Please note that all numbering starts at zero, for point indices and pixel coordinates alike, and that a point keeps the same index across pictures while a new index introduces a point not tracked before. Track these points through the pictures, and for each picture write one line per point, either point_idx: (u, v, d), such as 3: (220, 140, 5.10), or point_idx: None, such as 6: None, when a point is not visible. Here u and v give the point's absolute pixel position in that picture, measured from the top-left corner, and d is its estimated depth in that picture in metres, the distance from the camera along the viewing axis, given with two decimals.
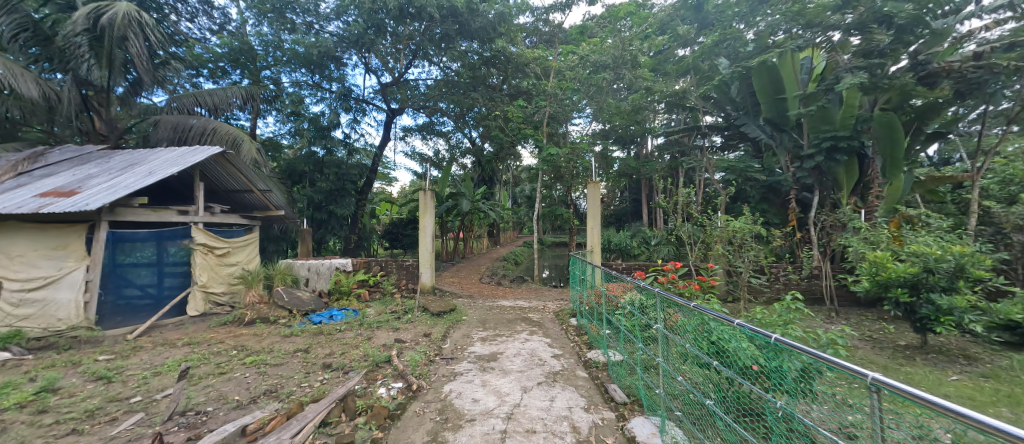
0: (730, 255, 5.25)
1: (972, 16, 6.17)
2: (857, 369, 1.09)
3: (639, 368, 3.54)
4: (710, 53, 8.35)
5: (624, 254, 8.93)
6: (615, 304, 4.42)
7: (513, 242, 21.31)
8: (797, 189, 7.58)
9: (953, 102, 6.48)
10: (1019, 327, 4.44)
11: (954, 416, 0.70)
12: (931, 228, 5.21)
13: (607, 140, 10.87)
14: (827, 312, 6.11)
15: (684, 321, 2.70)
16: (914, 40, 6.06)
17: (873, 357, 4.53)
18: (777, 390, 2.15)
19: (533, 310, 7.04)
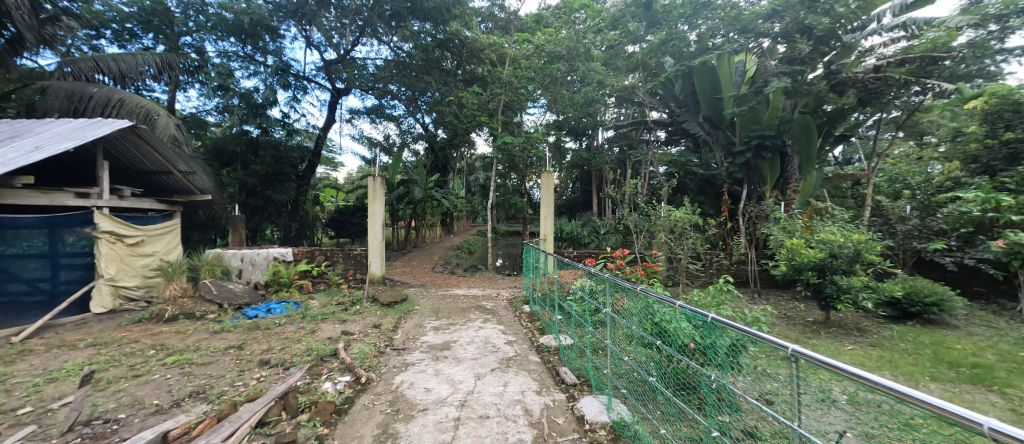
0: (672, 244, 5.61)
1: (875, 32, 6.94)
2: (781, 342, 1.24)
3: (588, 350, 3.73)
4: (657, 51, 8.49)
5: (575, 242, 9.16)
6: (567, 290, 4.59)
7: (468, 231, 21.22)
8: (730, 183, 8.23)
9: (856, 109, 7.29)
10: (899, 304, 5.24)
11: (883, 389, 0.81)
12: (835, 219, 5.90)
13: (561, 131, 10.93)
14: (751, 294, 6.80)
15: (631, 305, 2.91)
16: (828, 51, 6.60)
17: (787, 332, 5.10)
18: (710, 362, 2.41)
19: (486, 298, 7.07)
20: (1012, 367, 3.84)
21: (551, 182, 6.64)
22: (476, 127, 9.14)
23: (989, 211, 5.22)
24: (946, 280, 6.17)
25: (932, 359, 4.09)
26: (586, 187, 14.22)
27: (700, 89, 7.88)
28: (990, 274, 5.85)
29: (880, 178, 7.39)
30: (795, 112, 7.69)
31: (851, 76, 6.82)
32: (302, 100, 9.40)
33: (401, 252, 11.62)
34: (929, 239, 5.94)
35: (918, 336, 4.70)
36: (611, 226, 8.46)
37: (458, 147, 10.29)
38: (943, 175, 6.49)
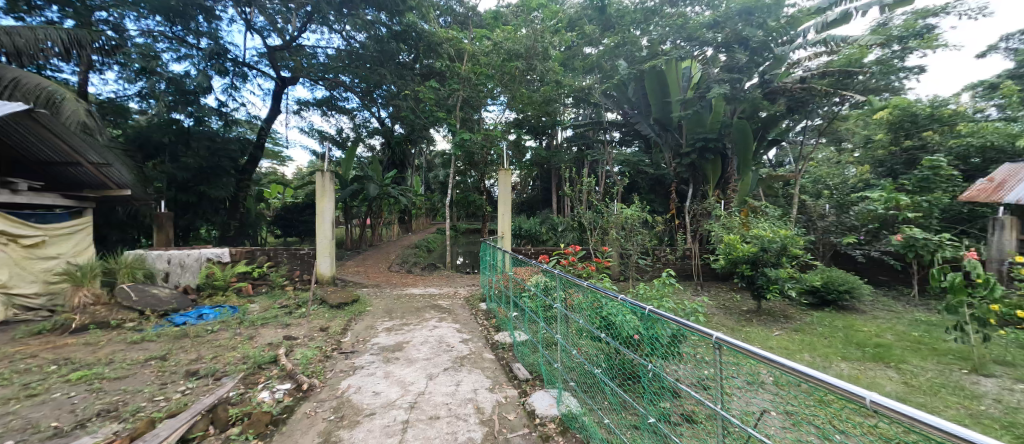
0: (623, 240, 5.83)
1: (802, 46, 7.46)
2: (707, 330, 1.36)
3: (541, 345, 3.78)
4: (612, 54, 8.80)
5: (533, 240, 9.25)
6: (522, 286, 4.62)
7: (429, 229, 20.81)
8: (678, 182, 8.69)
9: (786, 116, 7.87)
10: (818, 292, 5.79)
11: (792, 371, 0.92)
12: (767, 216, 6.39)
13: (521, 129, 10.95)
14: (695, 286, 7.23)
15: (581, 300, 3.00)
16: (762, 62, 7.42)
17: (725, 321, 5.49)
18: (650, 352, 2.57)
19: (442, 296, 6.97)
20: (907, 345, 4.40)
21: (509, 180, 6.66)
22: (434, 124, 8.90)
23: (891, 209, 5.91)
24: (857, 271, 6.88)
25: (844, 342, 4.57)
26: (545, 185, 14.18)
27: (650, 91, 8.24)
28: (891, 264, 6.62)
29: (805, 179, 8.16)
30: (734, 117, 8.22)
31: (783, 85, 7.47)
32: (242, 89, 8.70)
33: (356, 251, 11.16)
34: (844, 234, 6.59)
35: (833, 320, 5.25)
36: (568, 223, 8.56)
37: (416, 142, 10.06)
38: (856, 177, 7.29)
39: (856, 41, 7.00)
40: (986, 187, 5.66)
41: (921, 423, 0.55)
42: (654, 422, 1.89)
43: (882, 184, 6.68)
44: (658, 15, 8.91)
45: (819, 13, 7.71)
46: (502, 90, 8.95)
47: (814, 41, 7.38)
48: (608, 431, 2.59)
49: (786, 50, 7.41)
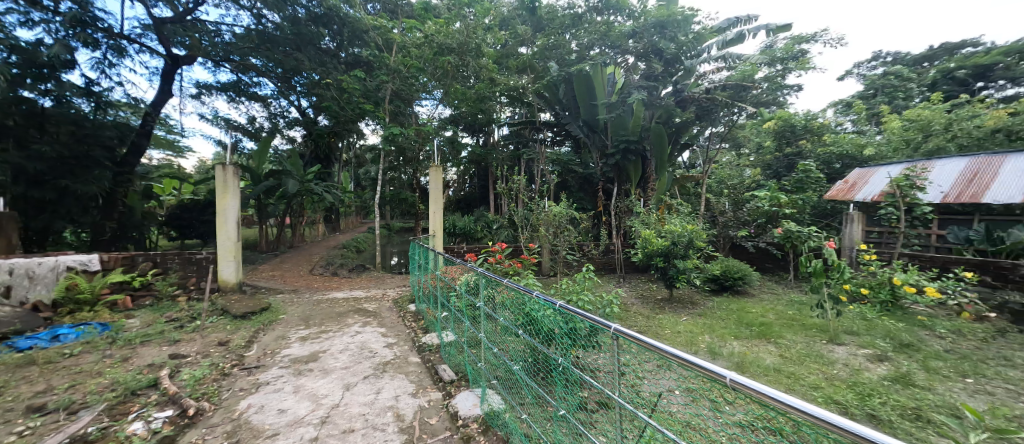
0: (551, 237, 6.08)
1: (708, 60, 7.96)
2: (606, 322, 1.51)
3: (465, 346, 3.75)
4: (544, 55, 9.10)
5: (467, 237, 9.19)
6: (451, 286, 4.54)
7: (362, 228, 19.73)
8: (604, 181, 9.14)
9: (696, 122, 8.62)
10: (719, 279, 6.52)
11: (672, 356, 1.11)
12: (680, 213, 7.06)
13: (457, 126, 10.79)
14: (617, 278, 7.74)
15: (505, 297, 3.04)
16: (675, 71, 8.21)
17: (640, 310, 5.98)
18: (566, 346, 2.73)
19: (367, 300, 6.69)
20: (782, 323, 5.16)
21: (441, 177, 6.58)
22: (360, 116, 8.44)
23: (774, 205, 6.87)
24: (748, 261, 7.88)
25: (737, 323, 5.23)
26: (483, 184, 12.97)
27: (579, 94, 8.41)
28: (773, 254, 7.71)
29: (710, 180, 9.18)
30: (652, 122, 8.63)
31: (693, 94, 8.29)
32: (121, 65, 7.41)
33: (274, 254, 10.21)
34: (739, 228, 7.45)
35: (729, 304, 5.96)
36: (502, 221, 8.56)
37: (341, 135, 9.78)
38: (750, 179, 8.38)
39: (749, 60, 7.70)
40: (844, 187, 6.90)
41: (769, 397, 0.72)
42: (566, 413, 1.98)
43: (767, 185, 7.78)
44: (586, 23, 9.37)
45: (720, 33, 8.25)
46: (436, 84, 8.72)
47: (716, 57, 8.02)
48: (526, 426, 2.64)
49: (694, 63, 7.94)
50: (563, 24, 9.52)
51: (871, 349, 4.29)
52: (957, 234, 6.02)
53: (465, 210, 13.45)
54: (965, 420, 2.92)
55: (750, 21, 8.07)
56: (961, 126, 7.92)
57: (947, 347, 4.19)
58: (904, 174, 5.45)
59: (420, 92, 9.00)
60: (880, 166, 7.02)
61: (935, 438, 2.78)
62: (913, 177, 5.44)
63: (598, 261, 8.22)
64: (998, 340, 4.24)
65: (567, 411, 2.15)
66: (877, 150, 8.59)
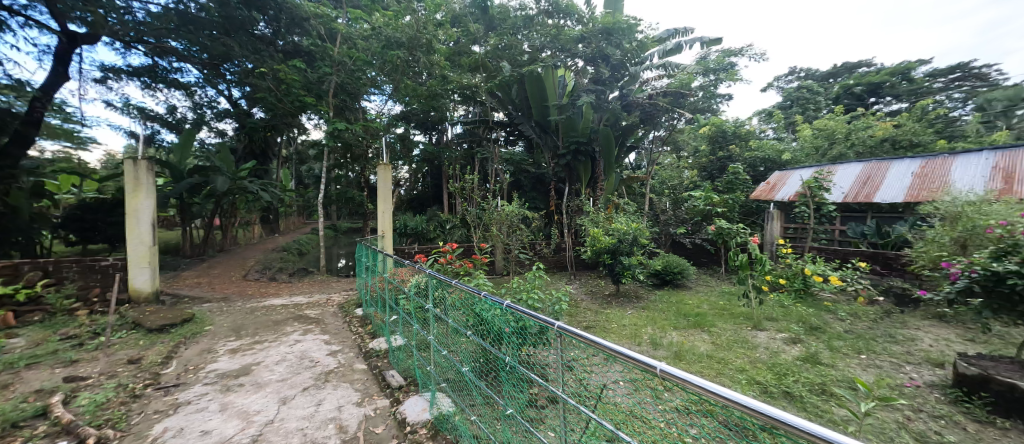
0: (504, 236, 6.29)
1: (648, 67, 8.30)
2: (550, 321, 1.57)
3: (414, 349, 3.63)
4: (495, 55, 9.20)
5: (420, 238, 8.96)
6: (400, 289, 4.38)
7: (305, 229, 18.51)
8: (556, 182, 9.31)
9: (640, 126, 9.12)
10: (660, 274, 6.98)
11: (609, 351, 1.22)
12: (626, 212, 7.46)
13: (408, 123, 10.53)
14: (568, 275, 8.00)
15: (454, 299, 2.99)
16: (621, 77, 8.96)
17: (590, 306, 6.23)
18: (516, 344, 2.77)
19: (310, 306, 6.37)
20: (714, 312, 5.63)
21: (389, 176, 6.47)
22: (301, 109, 7.93)
23: (708, 204, 7.49)
24: (687, 256, 8.46)
25: (676, 314, 5.62)
26: (436, 182, 12.46)
27: (530, 95, 8.49)
28: (707, 250, 8.33)
29: (653, 181, 9.77)
30: (600, 124, 8.96)
31: (636, 100, 8.60)
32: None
33: (201, 259, 9.27)
34: (678, 225, 8.07)
35: (669, 297, 6.40)
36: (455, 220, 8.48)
37: (279, 129, 9.00)
38: (687, 179, 9.06)
39: (685, 70, 8.46)
40: (766, 188, 7.83)
41: (687, 382, 0.87)
42: (515, 411, 2.00)
43: (703, 186, 8.43)
44: (538, 25, 9.59)
45: (661, 42, 8.97)
46: (386, 78, 8.49)
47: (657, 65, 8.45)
48: (475, 426, 2.63)
49: (638, 69, 8.45)
50: (514, 25, 9.64)
51: (787, 333, 4.82)
52: (855, 230, 6.89)
53: (418, 210, 12.86)
54: (857, 392, 3.40)
55: (687, 34, 8.69)
56: (856, 137, 9.21)
57: (847, 328, 4.82)
58: (813, 177, 6.17)
59: (368, 87, 8.60)
60: (794, 170, 7.94)
61: (834, 409, 3.20)
62: (821, 179, 6.15)
63: (550, 260, 8.41)
64: (884, 320, 4.96)
65: (514, 409, 2.17)
66: (795, 155, 9.64)
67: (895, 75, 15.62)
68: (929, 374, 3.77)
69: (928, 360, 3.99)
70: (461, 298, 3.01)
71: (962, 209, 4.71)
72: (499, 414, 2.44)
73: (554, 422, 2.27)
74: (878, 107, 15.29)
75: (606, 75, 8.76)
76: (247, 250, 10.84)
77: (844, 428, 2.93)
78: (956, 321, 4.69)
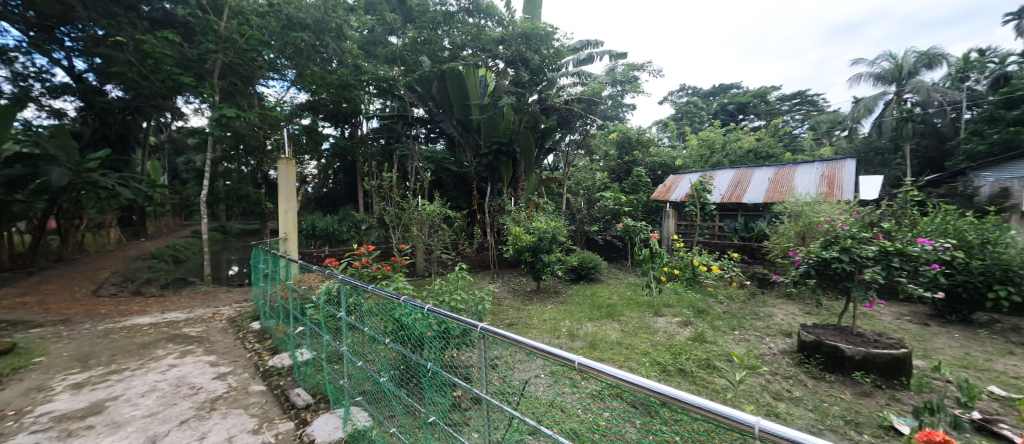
0: (425, 236, 6.10)
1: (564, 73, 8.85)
2: (472, 322, 1.49)
3: (324, 362, 3.24)
4: (414, 48, 9.03)
5: (331, 240, 8.20)
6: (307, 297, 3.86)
7: (181, 232, 15.57)
8: (478, 181, 9.29)
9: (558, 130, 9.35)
10: (575, 270, 7.41)
11: (530, 350, 1.20)
12: (545, 211, 7.79)
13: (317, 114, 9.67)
14: (490, 275, 8.07)
15: (368, 305, 2.70)
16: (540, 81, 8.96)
17: (512, 303, 6.35)
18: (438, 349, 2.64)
19: (191, 324, 5.40)
20: (621, 303, 6.14)
21: (293, 171, 5.83)
22: (179, 91, 6.67)
23: (616, 204, 8.25)
24: (599, 252, 9.07)
25: (590, 306, 6.00)
26: (351, 179, 11.60)
27: (451, 93, 8.50)
28: (615, 245, 9.05)
29: (569, 183, 10.37)
30: (521, 125, 8.95)
31: (554, 104, 9.13)
32: None
33: (30, 273, 7.24)
34: (592, 223, 8.62)
35: (584, 290, 6.84)
36: (372, 221, 8.04)
37: (144, 110, 7.68)
38: (599, 181, 9.84)
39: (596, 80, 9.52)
40: (663, 190, 8.94)
41: (602, 373, 0.91)
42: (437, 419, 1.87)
43: (612, 187, 9.26)
44: (458, 22, 9.68)
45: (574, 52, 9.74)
46: (286, 62, 7.71)
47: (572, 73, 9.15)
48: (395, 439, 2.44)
49: (554, 75, 8.92)
50: (433, 19, 9.48)
51: (680, 317, 5.45)
52: (730, 226, 8.02)
53: (330, 210, 11.67)
54: (733, 362, 3.99)
55: (597, 46, 9.49)
56: (729, 148, 11.32)
57: (724, 309, 5.63)
58: (699, 181, 7.13)
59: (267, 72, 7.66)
60: (684, 175, 9.17)
61: (716, 379, 3.72)
62: (705, 183, 7.15)
63: (472, 259, 8.47)
64: (750, 300, 5.92)
65: (437, 417, 2.01)
66: (684, 162, 11.13)
67: (756, 97, 19.16)
68: (783, 342, 4.61)
69: (781, 331, 4.87)
70: (378, 304, 2.72)
71: (803, 209, 5.83)
72: (420, 422, 2.26)
73: (478, 423, 2.18)
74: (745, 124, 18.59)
75: (526, 79, 8.71)
76: (101, 260, 8.73)
77: (724, 395, 3.41)
78: (799, 298, 5.81)
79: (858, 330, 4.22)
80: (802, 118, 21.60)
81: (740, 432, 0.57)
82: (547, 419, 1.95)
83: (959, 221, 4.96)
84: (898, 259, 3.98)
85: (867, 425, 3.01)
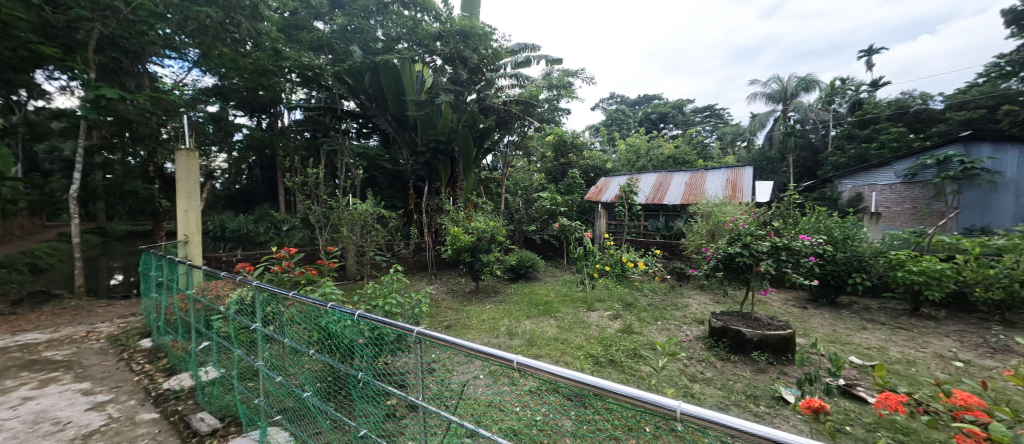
0: (356, 237, 5.73)
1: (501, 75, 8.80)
2: (406, 327, 1.41)
3: (234, 380, 2.85)
4: (344, 37, 8.87)
5: (244, 243, 7.37)
6: (213, 308, 3.36)
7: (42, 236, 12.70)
8: (414, 180, 8.99)
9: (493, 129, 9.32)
10: (514, 269, 7.52)
11: (468, 352, 1.19)
12: (484, 210, 7.80)
13: (228, 101, 8.61)
14: (428, 276, 7.88)
15: (290, 313, 2.43)
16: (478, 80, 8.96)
17: (451, 304, 6.25)
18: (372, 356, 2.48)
19: (57, 346, 4.43)
20: (558, 300, 6.35)
21: (195, 164, 5.08)
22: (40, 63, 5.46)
23: (552, 204, 8.62)
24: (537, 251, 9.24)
25: (529, 304, 6.14)
26: (269, 175, 10.10)
27: (386, 86, 8.21)
28: (552, 244, 9.33)
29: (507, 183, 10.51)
30: (459, 124, 8.94)
31: (493, 105, 9.08)
32: None
33: None
34: (530, 223, 8.80)
35: (522, 289, 6.99)
36: (295, 221, 7.85)
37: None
38: (536, 182, 10.16)
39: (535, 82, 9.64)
40: (596, 191, 9.73)
41: (541, 370, 0.96)
42: (367, 433, 1.73)
43: (549, 188, 9.67)
44: (392, 13, 9.28)
45: (513, 54, 9.98)
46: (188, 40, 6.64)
47: (510, 74, 9.02)
48: None
49: (491, 76, 8.89)
50: (365, 8, 9.00)
51: (610, 310, 5.80)
52: (653, 225, 8.73)
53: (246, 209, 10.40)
54: (656, 350, 4.32)
55: (534, 50, 9.79)
56: (651, 154, 12.71)
57: (648, 301, 6.12)
58: (627, 184, 7.65)
59: (164, 51, 6.74)
60: (613, 178, 10.15)
61: (641, 367, 4.01)
62: (633, 186, 7.74)
63: (409, 261, 8.21)
64: (670, 292, 6.49)
65: (367, 430, 1.87)
66: (614, 166, 12.00)
67: (673, 108, 21.62)
68: (695, 329, 5.13)
69: (694, 319, 5.40)
70: (301, 312, 2.46)
71: (712, 209, 6.55)
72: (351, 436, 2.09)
73: (414, 431, 2.09)
74: (665, 132, 20.55)
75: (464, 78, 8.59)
76: None
77: (648, 381, 3.68)
78: (709, 289, 6.52)
79: (756, 315, 4.83)
80: (711, 129, 24.62)
81: (663, 415, 0.72)
82: (485, 420, 1.94)
83: (827, 221, 5.95)
84: (785, 253, 4.64)
85: (762, 397, 3.46)
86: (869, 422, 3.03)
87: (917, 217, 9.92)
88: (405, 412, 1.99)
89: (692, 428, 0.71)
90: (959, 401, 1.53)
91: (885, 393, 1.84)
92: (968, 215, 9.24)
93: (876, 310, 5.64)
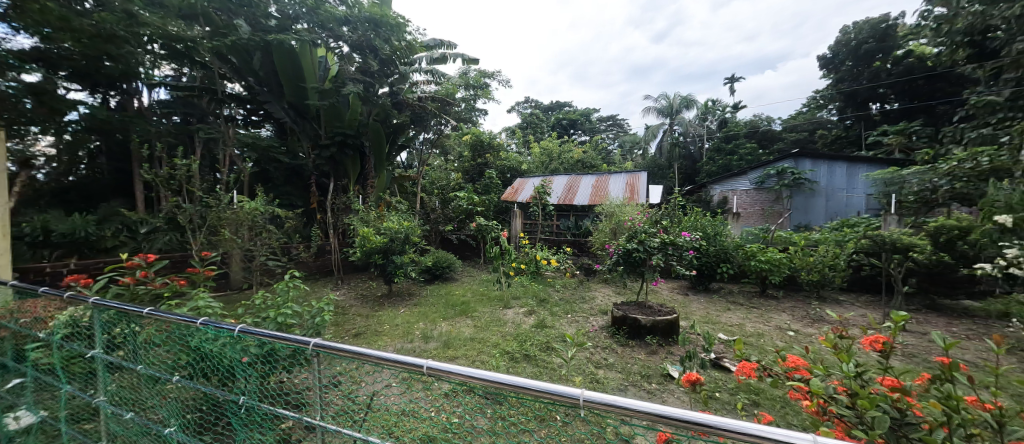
0: (241, 240, 4.97)
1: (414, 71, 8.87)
2: (302, 339, 1.27)
3: (54, 424, 2.21)
4: (224, 7, 7.42)
5: (81, 249, 5.90)
6: (24, 336, 2.55)
7: None
8: (317, 175, 8.18)
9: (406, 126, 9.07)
10: (431, 270, 7.33)
11: (371, 359, 1.13)
12: (399, 210, 7.47)
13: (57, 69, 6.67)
14: (334, 281, 7.23)
15: (147, 333, 2.00)
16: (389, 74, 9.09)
17: (361, 310, 5.83)
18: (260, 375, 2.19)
19: None
20: (474, 299, 6.38)
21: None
22: None
23: (469, 204, 8.70)
24: (454, 251, 9.17)
25: (445, 305, 6.04)
26: (121, 164, 8.27)
27: (280, 70, 7.32)
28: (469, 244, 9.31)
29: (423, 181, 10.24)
30: (370, 117, 8.40)
31: (408, 100, 8.95)
32: None
33: None
34: (446, 223, 8.82)
35: (439, 290, 6.85)
36: (159, 223, 6.62)
37: None
38: (453, 182, 10.10)
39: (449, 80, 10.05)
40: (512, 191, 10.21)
41: (452, 372, 1.01)
42: None
43: (466, 188, 9.76)
44: None
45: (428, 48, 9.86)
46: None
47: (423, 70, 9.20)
48: None
49: (404, 70, 8.86)
50: None
51: (524, 307, 6.00)
52: (564, 224, 9.18)
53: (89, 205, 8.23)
54: (566, 342, 4.59)
55: (450, 47, 9.73)
56: (562, 157, 13.71)
57: (559, 296, 6.50)
58: (541, 185, 8.11)
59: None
60: (527, 178, 10.75)
61: (553, 359, 4.21)
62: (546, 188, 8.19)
63: (311, 265, 7.43)
64: (579, 287, 7.00)
65: None
66: (530, 168, 12.58)
67: (582, 116, 23.59)
68: (598, 319, 5.59)
69: (599, 310, 5.89)
70: (162, 330, 2.04)
71: (614, 209, 7.25)
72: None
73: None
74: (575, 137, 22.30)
75: (375, 69, 8.70)
76: None
77: (557, 373, 3.86)
78: (612, 282, 7.18)
79: (648, 303, 5.46)
80: (615, 137, 27.41)
81: (566, 404, 0.90)
82: (396, 430, 1.89)
83: (702, 220, 7.00)
84: (670, 248, 5.36)
85: (653, 375, 3.92)
86: (732, 387, 3.65)
87: (765, 216, 12.72)
88: (302, 435, 1.82)
89: (591, 414, 0.90)
90: (789, 364, 1.88)
91: (742, 363, 2.16)
92: (796, 215, 12.06)
93: (735, 293, 6.82)
